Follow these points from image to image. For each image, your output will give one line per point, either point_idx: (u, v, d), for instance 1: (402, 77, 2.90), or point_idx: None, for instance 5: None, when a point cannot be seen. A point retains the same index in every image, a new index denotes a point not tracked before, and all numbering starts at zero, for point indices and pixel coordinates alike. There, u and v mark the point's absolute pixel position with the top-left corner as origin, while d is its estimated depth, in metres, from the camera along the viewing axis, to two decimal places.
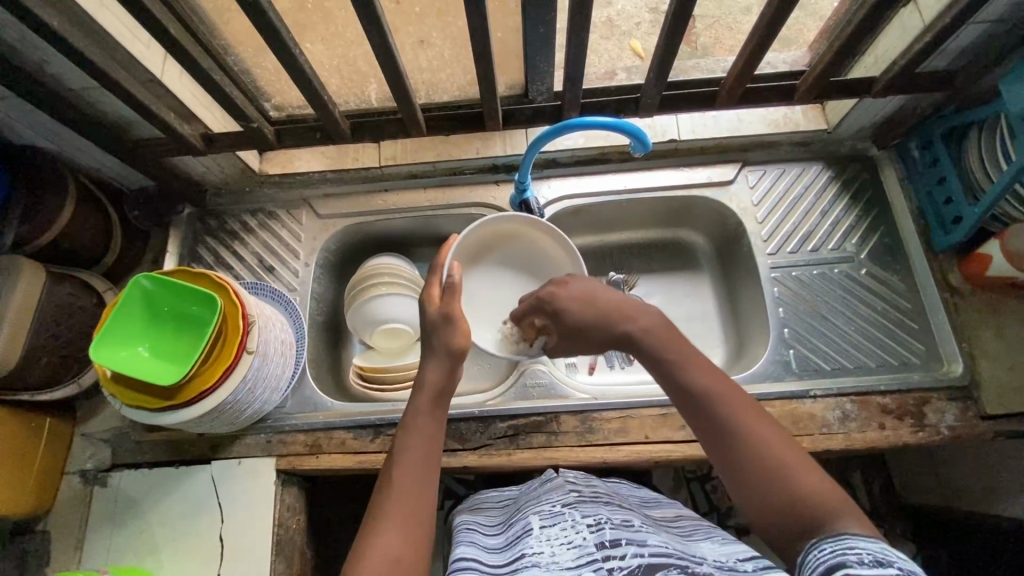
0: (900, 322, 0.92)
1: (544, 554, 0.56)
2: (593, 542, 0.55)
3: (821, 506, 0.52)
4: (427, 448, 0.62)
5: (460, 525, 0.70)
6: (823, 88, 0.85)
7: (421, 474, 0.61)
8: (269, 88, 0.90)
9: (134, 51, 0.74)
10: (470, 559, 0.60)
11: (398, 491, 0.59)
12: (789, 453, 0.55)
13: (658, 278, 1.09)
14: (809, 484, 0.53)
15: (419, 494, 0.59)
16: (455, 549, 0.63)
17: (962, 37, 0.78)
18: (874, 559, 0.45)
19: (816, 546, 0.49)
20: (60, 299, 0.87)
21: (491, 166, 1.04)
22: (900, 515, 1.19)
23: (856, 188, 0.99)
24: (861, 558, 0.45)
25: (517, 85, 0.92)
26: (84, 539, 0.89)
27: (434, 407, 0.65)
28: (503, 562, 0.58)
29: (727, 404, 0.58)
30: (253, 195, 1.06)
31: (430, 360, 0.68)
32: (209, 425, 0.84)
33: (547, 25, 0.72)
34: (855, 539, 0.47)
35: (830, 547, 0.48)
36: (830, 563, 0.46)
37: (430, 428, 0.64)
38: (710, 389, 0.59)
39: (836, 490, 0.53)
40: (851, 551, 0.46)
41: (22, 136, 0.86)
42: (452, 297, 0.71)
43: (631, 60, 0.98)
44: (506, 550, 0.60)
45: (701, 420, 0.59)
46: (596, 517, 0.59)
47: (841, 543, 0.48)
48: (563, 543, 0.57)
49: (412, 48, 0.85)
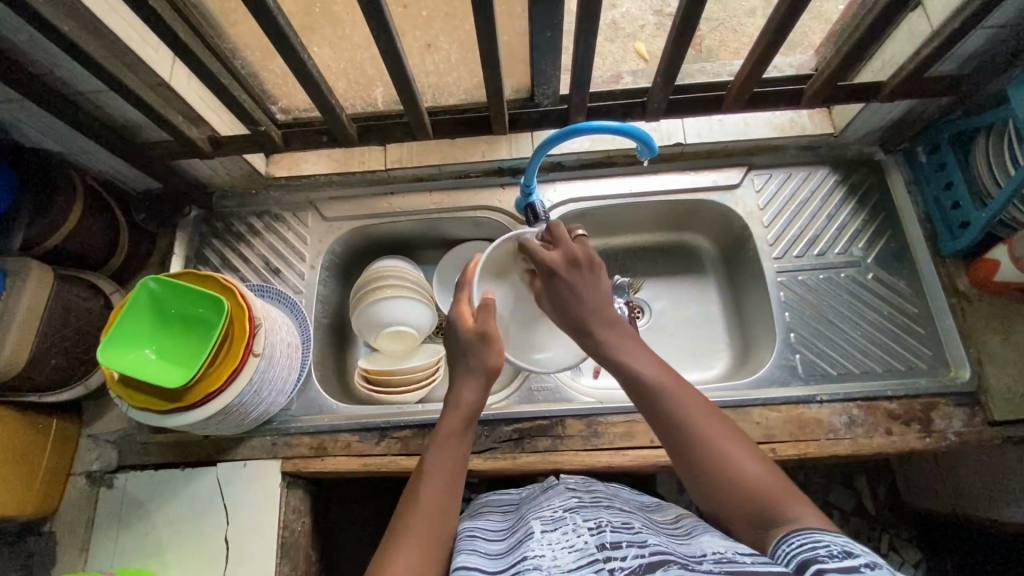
0: (906, 327, 0.92)
1: (545, 557, 0.55)
2: (595, 545, 0.55)
3: (772, 499, 0.55)
4: (454, 471, 0.63)
5: (464, 531, 0.68)
6: (830, 93, 0.85)
7: (444, 493, 0.62)
8: (277, 92, 0.91)
9: (143, 54, 0.75)
10: (471, 566, 0.58)
11: (420, 510, 0.60)
12: (738, 444, 0.59)
13: (663, 281, 1.09)
14: (753, 473, 0.57)
15: (441, 515, 0.61)
16: (456, 555, 0.61)
17: (971, 42, 0.77)
18: (842, 551, 0.46)
19: (780, 541, 0.51)
20: (68, 301, 0.88)
21: (497, 169, 1.04)
22: (905, 519, 1.19)
23: (863, 192, 0.99)
24: (831, 551, 0.46)
25: (523, 88, 0.92)
26: (90, 541, 0.90)
27: (464, 431, 0.66)
28: (504, 567, 0.57)
29: (682, 397, 0.61)
30: (260, 197, 1.06)
31: (466, 379, 0.68)
32: (215, 427, 0.84)
33: (555, 30, 0.72)
34: (821, 534, 0.50)
35: (799, 541, 0.49)
36: (802, 559, 0.47)
37: (458, 449, 0.65)
38: (667, 391, 0.61)
39: (787, 482, 0.56)
40: (820, 546, 0.47)
41: (30, 138, 0.86)
42: (487, 316, 0.69)
43: (636, 63, 0.98)
44: (506, 556, 0.60)
45: (659, 424, 0.62)
46: (597, 521, 0.59)
47: (812, 539, 0.49)
48: (564, 547, 0.56)
49: (418, 52, 0.85)
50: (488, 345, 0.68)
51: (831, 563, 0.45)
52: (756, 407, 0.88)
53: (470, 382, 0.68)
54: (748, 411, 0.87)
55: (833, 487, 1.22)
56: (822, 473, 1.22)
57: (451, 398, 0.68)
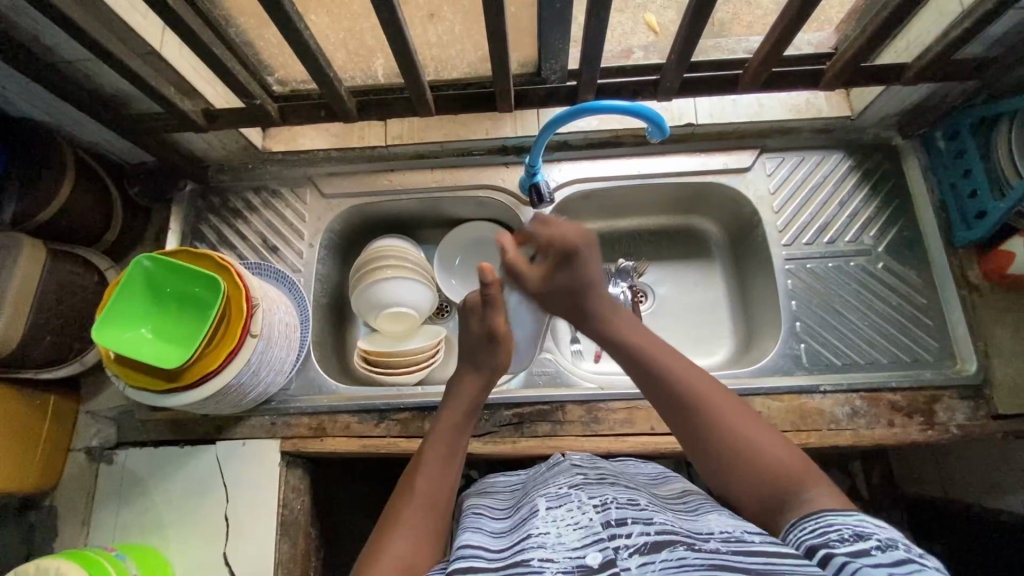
0: (914, 318, 0.91)
1: (550, 535, 0.55)
2: (600, 522, 0.55)
3: (788, 475, 0.59)
4: (446, 463, 0.67)
5: (467, 509, 0.70)
6: (851, 74, 0.81)
7: (440, 481, 0.65)
8: (272, 61, 0.86)
9: (131, 21, 0.71)
10: (475, 542, 0.58)
11: (414, 498, 0.63)
12: (766, 439, 0.62)
13: (669, 265, 1.07)
14: (777, 457, 0.60)
15: (433, 503, 0.63)
16: (460, 533, 0.61)
17: (1001, 24, 0.74)
18: (853, 533, 0.48)
19: (794, 531, 0.53)
20: (61, 276, 0.86)
21: (500, 147, 1.01)
22: (898, 504, 1.21)
23: (878, 178, 0.96)
24: (842, 534, 0.49)
25: (530, 63, 0.88)
26: (90, 515, 0.90)
27: (464, 421, 0.71)
28: (507, 544, 0.57)
29: (712, 399, 0.65)
30: (256, 172, 1.03)
31: (467, 371, 0.74)
32: (213, 406, 0.83)
33: (564, 1, 0.68)
34: (832, 515, 0.52)
35: (812, 524, 0.52)
36: (815, 541, 0.50)
37: (459, 437, 0.69)
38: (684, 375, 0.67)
39: (802, 459, 0.60)
40: (833, 529, 0.50)
41: (16, 107, 0.83)
42: (494, 312, 0.74)
43: (647, 37, 0.90)
44: (510, 534, 0.59)
45: (674, 411, 0.67)
46: (602, 498, 0.59)
47: (823, 521, 0.51)
48: (568, 524, 0.56)
49: (421, 22, 0.82)
50: (497, 348, 0.74)
51: (841, 547, 0.47)
52: (759, 396, 0.87)
53: (464, 373, 0.74)
54: (750, 400, 0.87)
55: (828, 470, 1.23)
56: (818, 457, 1.23)
57: (450, 393, 0.74)
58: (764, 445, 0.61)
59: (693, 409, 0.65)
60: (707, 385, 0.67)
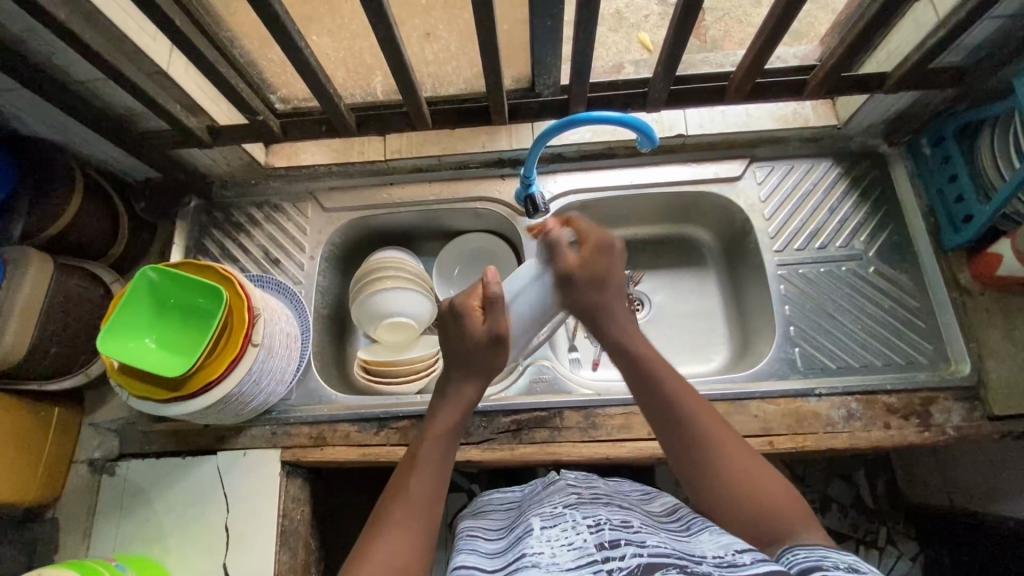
0: (907, 321, 0.91)
1: (544, 554, 0.56)
2: (594, 544, 0.55)
3: (785, 514, 0.58)
4: (441, 464, 0.65)
5: (463, 532, 0.70)
6: (834, 84, 0.84)
7: (433, 482, 0.63)
8: (275, 80, 0.90)
9: (140, 42, 0.74)
10: (471, 566, 0.60)
11: (407, 499, 0.60)
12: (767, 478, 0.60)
13: (663, 274, 1.09)
14: (777, 496, 0.59)
15: (427, 503, 0.61)
16: (455, 556, 0.64)
17: (976, 33, 0.77)
18: (846, 565, 0.49)
19: (787, 553, 0.54)
20: (68, 290, 0.88)
21: (497, 160, 1.04)
22: (904, 514, 1.19)
23: (866, 185, 0.98)
24: (836, 564, 0.49)
25: (524, 78, 0.91)
26: (92, 528, 0.91)
27: (452, 429, 0.68)
28: (503, 564, 0.58)
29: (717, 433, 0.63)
30: (260, 187, 1.06)
31: (457, 378, 0.71)
32: (215, 416, 0.84)
33: (554, 18, 0.71)
34: (825, 549, 0.52)
35: (803, 553, 0.52)
36: (805, 566, 0.50)
37: (448, 438, 0.67)
38: (693, 405, 0.65)
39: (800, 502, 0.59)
40: (827, 559, 0.50)
41: (27, 125, 0.86)
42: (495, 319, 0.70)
43: (640, 54, 0.94)
44: (506, 554, 0.61)
45: (675, 428, 0.64)
46: (595, 519, 0.60)
47: (815, 552, 0.52)
48: (563, 544, 0.57)
49: (418, 41, 0.85)
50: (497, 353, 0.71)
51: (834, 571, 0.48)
52: (754, 401, 0.87)
53: (465, 381, 0.71)
54: (746, 403, 0.87)
55: (832, 480, 1.21)
56: (821, 467, 1.22)
57: (441, 399, 0.71)
58: (759, 479, 0.60)
59: (694, 440, 0.63)
60: (714, 420, 0.64)
